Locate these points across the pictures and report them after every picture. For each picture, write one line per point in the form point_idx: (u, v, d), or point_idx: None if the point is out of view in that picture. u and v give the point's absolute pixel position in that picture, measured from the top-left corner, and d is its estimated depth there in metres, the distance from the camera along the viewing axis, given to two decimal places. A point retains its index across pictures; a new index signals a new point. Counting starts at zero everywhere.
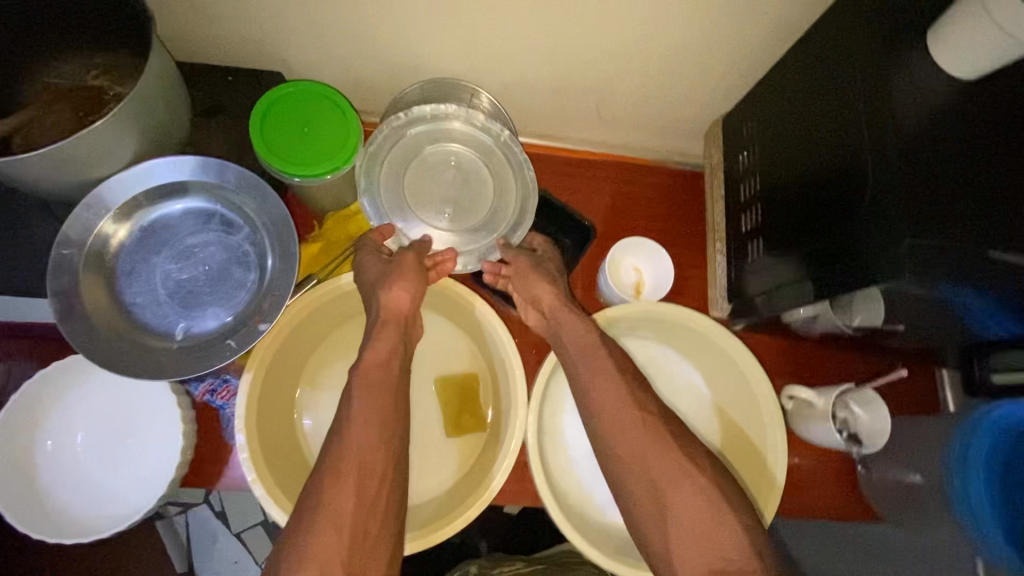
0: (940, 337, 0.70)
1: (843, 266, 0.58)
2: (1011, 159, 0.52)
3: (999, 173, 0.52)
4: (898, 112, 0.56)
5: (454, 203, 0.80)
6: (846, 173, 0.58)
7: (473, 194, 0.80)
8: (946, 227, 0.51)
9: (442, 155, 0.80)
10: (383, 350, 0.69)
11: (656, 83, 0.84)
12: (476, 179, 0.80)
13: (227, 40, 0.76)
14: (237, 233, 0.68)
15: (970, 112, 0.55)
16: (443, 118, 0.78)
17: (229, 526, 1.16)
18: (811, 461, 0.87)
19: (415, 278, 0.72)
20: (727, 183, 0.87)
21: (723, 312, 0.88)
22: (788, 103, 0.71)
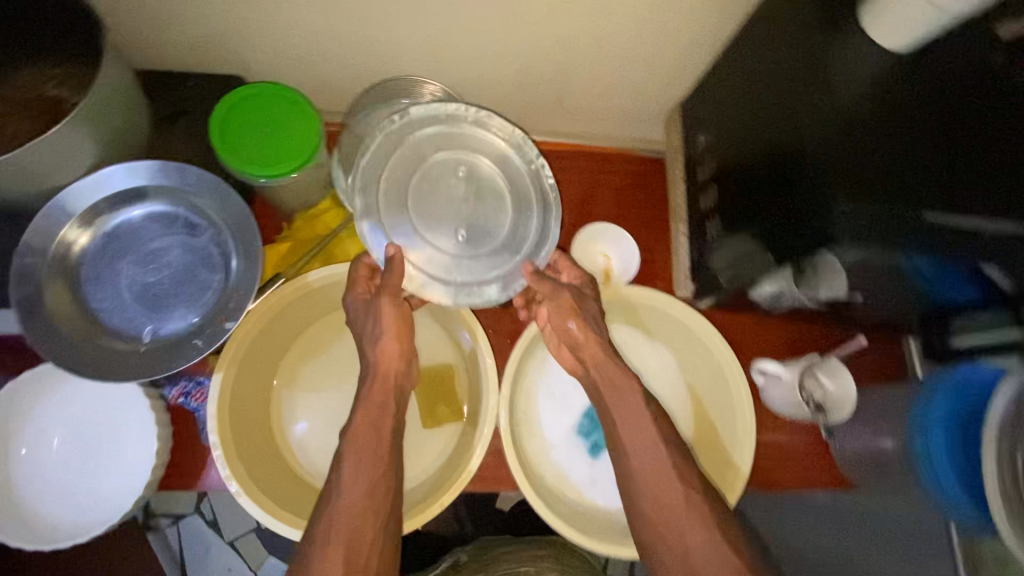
0: (897, 301, 0.73)
1: (800, 234, 0.60)
2: (957, 125, 0.53)
3: (941, 139, 0.54)
4: (835, 92, 0.59)
5: (471, 226, 0.73)
6: (793, 150, 0.60)
7: (487, 211, 0.74)
8: (880, 190, 0.53)
9: (450, 166, 0.73)
10: (372, 408, 0.70)
11: (613, 74, 0.86)
12: (490, 189, 0.74)
13: (184, 44, 0.77)
14: (201, 235, 0.68)
15: (909, 86, 0.57)
16: (449, 121, 0.73)
17: (222, 534, 1.17)
18: (781, 434, 0.88)
19: (397, 335, 0.73)
20: (686, 166, 0.89)
21: (687, 291, 0.89)
22: (737, 84, 0.73)
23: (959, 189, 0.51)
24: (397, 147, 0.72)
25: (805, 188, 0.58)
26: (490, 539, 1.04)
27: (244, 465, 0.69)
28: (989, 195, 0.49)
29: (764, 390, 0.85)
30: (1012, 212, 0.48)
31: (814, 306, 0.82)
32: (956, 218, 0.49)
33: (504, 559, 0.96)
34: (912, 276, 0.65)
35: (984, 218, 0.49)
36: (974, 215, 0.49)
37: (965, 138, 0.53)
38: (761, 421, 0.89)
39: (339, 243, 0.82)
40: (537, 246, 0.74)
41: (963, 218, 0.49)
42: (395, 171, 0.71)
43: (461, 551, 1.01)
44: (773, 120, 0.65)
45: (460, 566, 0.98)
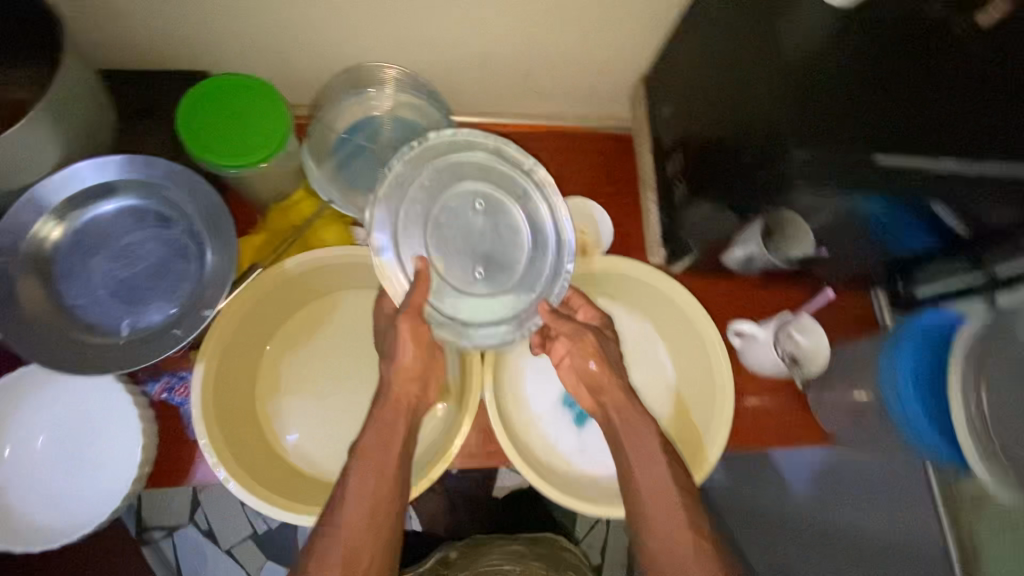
0: (854, 251, 0.76)
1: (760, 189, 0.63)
2: (915, 61, 0.52)
3: (890, 79, 0.53)
4: (795, 47, 0.61)
5: (489, 262, 0.71)
6: (760, 110, 0.64)
7: (504, 246, 0.71)
8: (842, 137, 0.55)
9: (467, 199, 0.70)
10: (381, 430, 0.67)
11: (578, 54, 0.87)
12: (507, 223, 0.71)
13: (146, 42, 0.77)
14: (175, 227, 0.68)
15: (867, 27, 0.56)
16: (465, 149, 0.70)
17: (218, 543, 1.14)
18: (761, 395, 0.90)
19: (415, 356, 0.68)
20: (652, 138, 0.91)
21: (660, 258, 0.90)
22: (699, 54, 0.76)
23: (904, 126, 0.52)
24: (412, 180, 0.68)
25: (765, 143, 0.62)
26: (481, 536, 1.02)
27: (231, 453, 0.70)
28: (964, 133, 0.49)
29: (742, 351, 0.87)
30: (981, 154, 0.48)
31: (783, 266, 0.84)
32: (919, 159, 0.50)
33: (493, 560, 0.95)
34: (868, 229, 0.69)
35: (951, 159, 0.49)
36: (940, 157, 0.49)
37: (920, 71, 0.52)
38: (741, 385, 0.90)
39: (314, 232, 0.83)
40: (554, 280, 0.72)
41: (928, 160, 0.50)
42: (412, 203, 0.68)
43: (451, 548, 1.00)
44: (736, 89, 0.68)
45: (449, 564, 0.97)
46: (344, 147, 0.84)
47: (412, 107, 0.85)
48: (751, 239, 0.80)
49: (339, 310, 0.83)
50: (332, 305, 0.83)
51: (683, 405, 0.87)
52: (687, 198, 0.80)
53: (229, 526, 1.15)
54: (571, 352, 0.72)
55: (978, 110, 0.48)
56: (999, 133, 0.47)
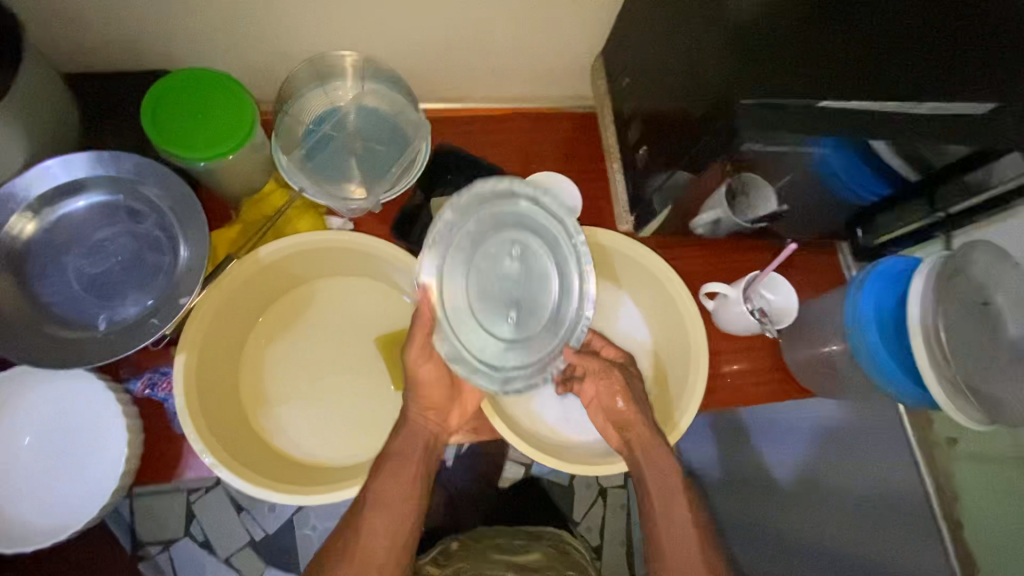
0: (811, 198, 0.80)
1: (705, 143, 0.64)
2: (834, 40, 0.60)
3: (816, 45, 0.60)
4: (734, 16, 0.64)
5: (520, 310, 0.69)
6: (703, 72, 0.65)
7: (534, 292, 0.69)
8: (793, 88, 0.58)
9: (504, 245, 0.69)
10: (404, 446, 0.76)
11: (538, 33, 0.88)
12: (539, 269, 0.69)
13: (105, 43, 0.77)
14: (145, 221, 0.69)
15: (789, 7, 0.63)
16: (504, 197, 0.67)
17: (215, 554, 1.04)
18: (740, 357, 0.92)
19: (442, 386, 0.77)
20: (613, 111, 0.93)
21: (629, 225, 0.92)
22: (645, 23, 0.78)
23: (832, 81, 0.58)
24: (455, 231, 0.67)
25: (708, 104, 0.63)
26: (483, 532, 1.06)
27: (219, 444, 0.71)
28: (899, 84, 0.57)
29: (715, 313, 0.89)
30: (923, 96, 0.57)
31: (749, 227, 0.88)
32: (868, 102, 0.56)
33: (494, 552, 0.98)
34: (820, 175, 0.73)
35: (895, 103, 0.56)
36: (886, 100, 0.56)
37: (838, 46, 0.60)
38: (720, 346, 0.92)
39: (288, 221, 0.85)
40: (577, 327, 0.68)
41: (878, 103, 0.57)
42: (455, 251, 0.68)
43: (452, 540, 1.02)
44: (681, 48, 0.70)
45: (449, 553, 0.99)
46: (311, 138, 0.86)
47: (381, 95, 0.88)
48: (717, 206, 0.79)
49: (318, 297, 0.85)
50: (310, 292, 0.84)
51: (661, 368, 0.89)
52: (647, 162, 0.82)
53: (227, 533, 1.06)
54: (598, 390, 0.80)
55: (904, 66, 0.58)
56: (918, 82, 0.57)
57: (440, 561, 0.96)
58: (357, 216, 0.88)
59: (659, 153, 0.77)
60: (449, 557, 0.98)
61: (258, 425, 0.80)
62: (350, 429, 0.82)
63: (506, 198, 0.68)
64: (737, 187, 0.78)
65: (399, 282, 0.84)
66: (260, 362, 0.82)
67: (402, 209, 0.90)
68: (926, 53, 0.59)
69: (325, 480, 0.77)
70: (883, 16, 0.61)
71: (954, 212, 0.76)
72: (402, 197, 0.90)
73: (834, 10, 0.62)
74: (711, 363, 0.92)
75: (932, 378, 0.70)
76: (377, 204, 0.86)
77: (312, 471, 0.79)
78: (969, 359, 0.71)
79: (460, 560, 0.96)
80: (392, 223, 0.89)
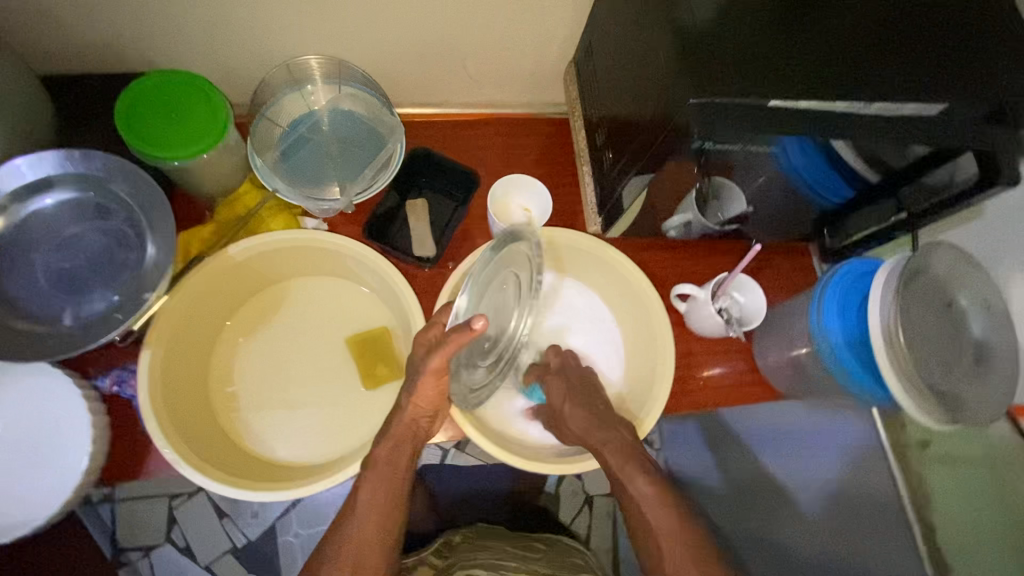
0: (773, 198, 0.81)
1: (663, 142, 0.65)
2: (785, 42, 0.61)
3: (767, 47, 0.61)
4: (692, 13, 0.64)
5: (494, 337, 0.75)
6: (657, 73, 0.66)
7: (503, 321, 0.75)
8: (744, 86, 0.59)
9: (505, 279, 0.75)
10: (391, 449, 0.75)
11: (509, 39, 0.90)
12: (510, 300, 0.75)
13: (80, 45, 0.78)
14: (115, 219, 0.70)
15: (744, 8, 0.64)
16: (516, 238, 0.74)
17: (198, 560, 1.06)
18: (710, 359, 0.93)
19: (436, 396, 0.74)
20: (583, 115, 0.94)
21: (597, 227, 0.93)
22: (609, 27, 0.79)
23: (780, 80, 0.59)
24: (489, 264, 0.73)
25: (662, 105, 0.64)
26: (486, 529, 1.06)
27: (181, 440, 0.72)
28: (853, 86, 0.59)
29: (687, 314, 0.89)
30: (871, 96, 0.59)
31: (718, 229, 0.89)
32: (818, 103, 0.58)
33: (499, 545, 0.98)
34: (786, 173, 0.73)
35: (845, 103, 0.58)
36: (835, 100, 0.58)
37: (787, 47, 0.61)
38: (691, 347, 0.93)
39: (262, 221, 0.86)
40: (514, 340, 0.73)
41: (825, 103, 0.58)
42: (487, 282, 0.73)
43: (455, 533, 1.03)
44: (639, 50, 0.71)
45: (451, 546, 0.99)
46: (287, 141, 0.88)
47: (357, 99, 0.89)
48: (688, 209, 0.82)
49: (289, 295, 0.86)
50: (282, 291, 0.86)
51: (630, 370, 0.90)
52: (612, 163, 0.83)
53: (208, 537, 1.07)
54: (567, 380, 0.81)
55: (860, 70, 0.60)
56: (863, 82, 0.59)
57: (442, 553, 0.97)
58: (330, 217, 0.89)
59: (622, 154, 0.78)
60: (451, 551, 0.98)
61: (225, 423, 0.80)
62: (318, 428, 0.82)
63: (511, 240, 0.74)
64: (710, 195, 0.79)
65: (367, 281, 0.86)
66: (229, 362, 0.82)
67: (373, 211, 0.91)
68: (885, 59, 0.60)
69: (291, 479, 0.78)
70: (840, 24, 0.62)
71: (915, 214, 0.75)
72: (372, 199, 0.91)
73: (792, 18, 0.63)
74: (683, 364, 0.92)
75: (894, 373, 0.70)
76: (350, 204, 0.87)
77: (280, 469, 0.80)
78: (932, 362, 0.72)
79: (461, 552, 0.96)
80: (364, 224, 0.90)
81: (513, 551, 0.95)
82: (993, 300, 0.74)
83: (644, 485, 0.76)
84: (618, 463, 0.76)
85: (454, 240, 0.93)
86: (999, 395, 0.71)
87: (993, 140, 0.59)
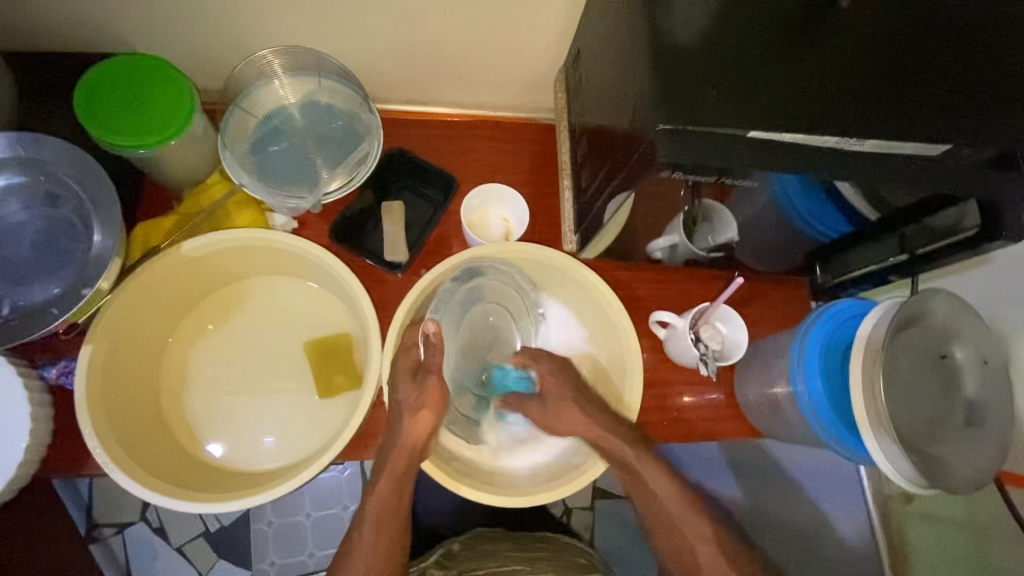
0: (763, 230, 0.75)
1: (633, 166, 0.60)
2: (770, 69, 0.57)
3: (753, 73, 0.56)
4: (675, 33, 0.59)
5: (489, 368, 0.85)
6: (633, 95, 0.61)
7: (498, 352, 0.86)
8: (725, 115, 0.54)
9: (482, 312, 0.85)
10: (394, 473, 0.73)
11: (496, 42, 0.85)
12: (502, 329, 0.86)
13: (44, 23, 0.76)
14: (63, 207, 0.68)
15: (731, 31, 0.59)
16: (478, 268, 0.83)
17: (168, 540, 1.21)
18: (689, 392, 0.87)
19: (433, 412, 0.73)
20: (569, 125, 0.89)
21: (574, 245, 0.88)
22: (598, 39, 0.74)
23: (764, 109, 0.54)
24: (455, 293, 0.81)
25: (636, 123, 0.59)
26: (485, 531, 0.99)
27: (116, 440, 0.71)
28: (847, 120, 0.54)
29: (666, 342, 0.85)
30: (866, 132, 0.54)
31: (704, 256, 0.83)
32: (807, 136, 0.53)
33: (500, 550, 0.92)
34: (782, 204, 0.67)
35: (836, 138, 0.53)
36: (826, 135, 0.53)
37: (775, 76, 0.56)
38: (669, 378, 0.87)
39: (226, 215, 0.83)
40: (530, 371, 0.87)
41: (813, 137, 0.53)
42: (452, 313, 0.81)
43: (452, 542, 0.95)
44: (622, 66, 0.66)
45: (452, 555, 0.92)
46: (260, 132, 0.84)
47: (336, 93, 0.85)
48: (674, 232, 0.75)
49: (249, 295, 0.85)
50: (243, 288, 0.85)
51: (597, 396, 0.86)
52: (590, 181, 0.79)
53: (182, 524, 1.22)
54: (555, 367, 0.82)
55: (859, 103, 0.55)
56: (854, 118, 0.54)
57: (444, 564, 0.90)
58: (299, 215, 0.85)
59: (601, 172, 0.74)
60: (451, 560, 0.91)
61: (170, 422, 0.80)
62: (269, 434, 0.80)
63: (469, 278, 0.82)
64: (699, 216, 0.72)
65: (324, 282, 0.84)
66: (183, 360, 0.82)
67: (343, 211, 0.87)
68: (886, 93, 0.55)
69: (233, 487, 0.76)
70: (840, 51, 0.57)
71: (919, 254, 0.69)
72: (345, 197, 0.87)
73: (786, 42, 0.58)
74: (660, 395, 0.87)
75: (866, 419, 0.66)
76: (319, 203, 0.84)
77: (224, 474, 0.78)
78: (913, 418, 0.69)
79: (464, 561, 0.90)
80: (332, 224, 0.86)
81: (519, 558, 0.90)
82: (992, 357, 0.68)
83: (663, 484, 0.76)
84: (649, 467, 0.75)
85: (429, 245, 0.88)
86: (987, 460, 0.66)
87: (996, 186, 0.56)
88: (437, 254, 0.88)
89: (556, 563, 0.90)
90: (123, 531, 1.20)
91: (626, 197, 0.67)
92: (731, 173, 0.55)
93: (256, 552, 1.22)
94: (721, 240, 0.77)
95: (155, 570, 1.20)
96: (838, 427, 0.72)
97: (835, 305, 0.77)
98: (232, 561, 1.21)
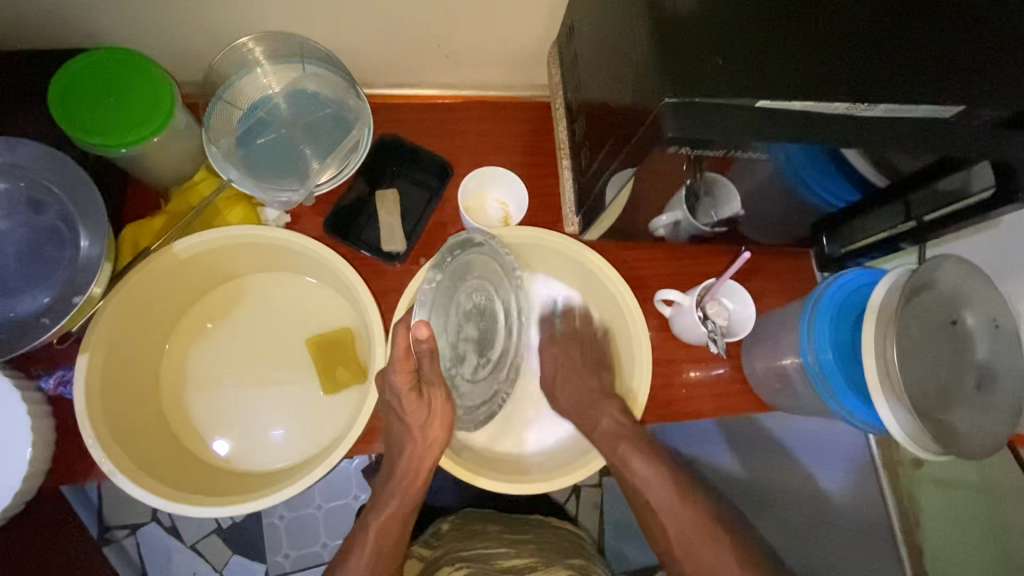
0: (771, 204, 0.73)
1: (637, 142, 0.58)
2: (772, 35, 0.54)
3: (754, 41, 0.54)
4: (674, 2, 0.57)
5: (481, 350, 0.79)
6: (634, 68, 0.59)
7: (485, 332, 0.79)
8: (733, 86, 0.52)
9: (467, 290, 0.76)
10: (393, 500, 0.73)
11: (488, 21, 0.83)
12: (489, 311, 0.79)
13: (15, 21, 0.72)
14: (46, 213, 0.66)
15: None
16: (466, 244, 0.75)
17: (181, 538, 1.21)
18: (698, 370, 0.86)
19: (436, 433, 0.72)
20: (565, 103, 0.87)
21: (575, 227, 0.86)
22: (591, 11, 0.71)
23: (771, 78, 0.52)
24: (451, 265, 0.74)
25: (639, 99, 0.57)
26: (473, 513, 0.97)
27: (119, 449, 0.70)
28: (856, 84, 0.52)
29: (672, 320, 0.83)
30: (875, 97, 0.52)
31: (709, 233, 0.81)
32: (818, 103, 0.51)
33: (488, 529, 0.92)
34: (794, 181, 0.67)
35: (847, 104, 0.51)
36: (836, 101, 0.51)
37: (777, 41, 0.54)
38: (677, 355, 0.86)
39: (217, 213, 0.80)
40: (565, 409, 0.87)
41: (821, 104, 0.51)
42: (441, 285, 0.72)
43: (442, 521, 0.95)
44: (620, 38, 0.63)
45: (440, 534, 0.92)
46: (245, 125, 0.80)
47: (322, 79, 0.82)
48: (677, 208, 0.73)
49: (245, 294, 0.84)
50: (238, 289, 0.84)
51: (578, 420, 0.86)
52: (590, 162, 0.77)
53: (193, 522, 1.22)
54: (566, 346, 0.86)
55: (868, 68, 0.53)
56: (863, 84, 0.52)
57: (430, 544, 0.91)
58: (291, 208, 0.82)
59: (602, 151, 0.71)
60: (438, 541, 0.91)
61: (173, 427, 0.79)
62: (270, 434, 0.80)
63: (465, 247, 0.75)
64: (702, 190, 0.70)
65: (321, 276, 0.83)
66: (184, 364, 0.81)
67: (337, 203, 0.84)
68: (895, 57, 0.53)
69: (244, 488, 0.76)
70: (844, 13, 0.55)
71: (927, 222, 0.69)
72: (338, 188, 0.84)
73: (790, 7, 0.56)
74: (668, 373, 0.86)
75: (880, 387, 0.66)
76: (311, 195, 0.80)
77: (232, 475, 0.78)
78: (924, 385, 0.68)
79: (449, 544, 0.89)
80: (326, 217, 0.84)
81: (505, 539, 0.90)
82: (1003, 320, 0.68)
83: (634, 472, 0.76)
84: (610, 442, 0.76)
85: (428, 234, 0.86)
86: (995, 425, 0.66)
87: (1012, 150, 0.54)
88: (436, 242, 0.86)
89: (541, 549, 0.89)
90: (136, 531, 1.20)
91: (629, 176, 0.64)
92: (742, 146, 0.53)
93: (271, 545, 1.22)
94: (727, 215, 0.75)
95: (169, 569, 1.20)
96: (853, 401, 0.71)
97: (845, 277, 0.76)
98: (247, 555, 1.22)
